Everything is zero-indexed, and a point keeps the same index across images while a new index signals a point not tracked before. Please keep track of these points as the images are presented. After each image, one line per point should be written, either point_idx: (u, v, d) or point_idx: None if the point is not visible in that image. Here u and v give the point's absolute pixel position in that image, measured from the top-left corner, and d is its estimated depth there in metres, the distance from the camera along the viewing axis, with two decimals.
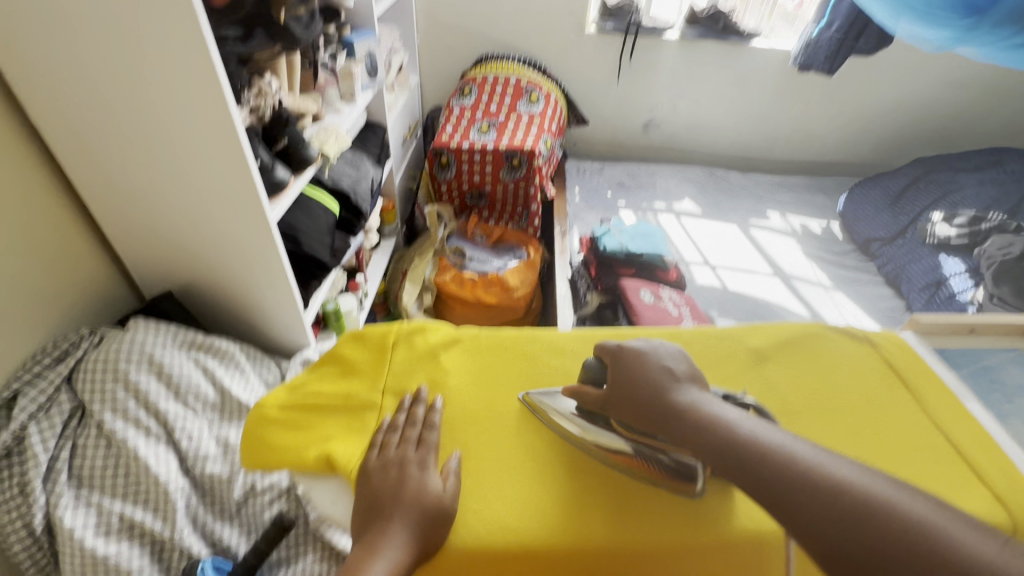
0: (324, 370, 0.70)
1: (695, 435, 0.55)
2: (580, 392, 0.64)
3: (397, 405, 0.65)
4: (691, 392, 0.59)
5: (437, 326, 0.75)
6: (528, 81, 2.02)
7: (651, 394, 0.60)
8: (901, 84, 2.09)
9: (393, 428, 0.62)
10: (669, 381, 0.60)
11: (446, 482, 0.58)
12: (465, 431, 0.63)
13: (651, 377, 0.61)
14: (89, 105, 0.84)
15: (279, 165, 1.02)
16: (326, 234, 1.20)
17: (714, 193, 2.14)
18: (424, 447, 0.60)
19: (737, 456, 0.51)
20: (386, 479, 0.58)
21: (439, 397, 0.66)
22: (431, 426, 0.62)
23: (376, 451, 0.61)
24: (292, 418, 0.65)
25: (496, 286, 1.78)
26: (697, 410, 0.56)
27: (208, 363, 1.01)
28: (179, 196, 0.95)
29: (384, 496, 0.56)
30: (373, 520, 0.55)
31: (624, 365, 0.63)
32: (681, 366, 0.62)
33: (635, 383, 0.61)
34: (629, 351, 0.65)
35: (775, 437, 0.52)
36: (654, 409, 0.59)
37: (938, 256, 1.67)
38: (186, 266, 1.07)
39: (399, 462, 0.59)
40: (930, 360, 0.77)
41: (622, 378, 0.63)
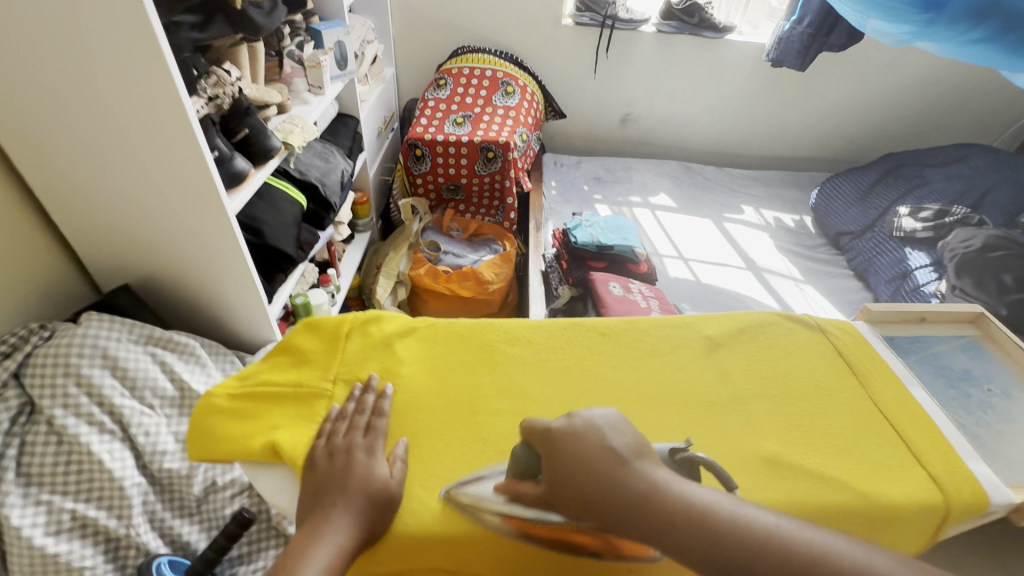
0: (276, 359, 0.67)
1: (675, 539, 0.43)
2: (515, 490, 0.54)
3: (347, 395, 0.63)
4: (647, 476, 0.47)
5: (393, 316, 0.74)
6: (504, 74, 2.01)
7: (603, 492, 0.47)
8: (872, 80, 2.12)
9: (343, 416, 0.60)
10: (621, 468, 0.48)
11: (393, 469, 0.57)
12: (411, 417, 0.63)
13: (596, 468, 0.48)
14: (33, 91, 0.81)
15: (239, 155, 1.00)
16: (291, 227, 1.18)
17: (690, 188, 2.16)
18: (373, 434, 0.59)
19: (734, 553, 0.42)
20: (333, 465, 0.55)
21: (388, 385, 0.64)
22: (380, 413, 0.61)
23: (324, 438, 0.58)
24: (239, 408, 0.62)
25: (471, 280, 1.78)
26: (665, 497, 0.45)
27: (166, 358, 0.99)
28: (131, 186, 0.93)
29: (329, 481, 0.54)
30: (316, 507, 0.52)
31: (559, 454, 0.50)
32: (624, 440, 0.50)
33: (575, 476, 0.48)
34: (560, 434, 0.51)
35: (772, 522, 0.43)
36: (609, 513, 0.46)
37: (904, 249, 1.71)
38: (143, 259, 1.04)
39: (347, 449, 0.57)
40: (880, 348, 0.79)
41: (561, 471, 0.49)
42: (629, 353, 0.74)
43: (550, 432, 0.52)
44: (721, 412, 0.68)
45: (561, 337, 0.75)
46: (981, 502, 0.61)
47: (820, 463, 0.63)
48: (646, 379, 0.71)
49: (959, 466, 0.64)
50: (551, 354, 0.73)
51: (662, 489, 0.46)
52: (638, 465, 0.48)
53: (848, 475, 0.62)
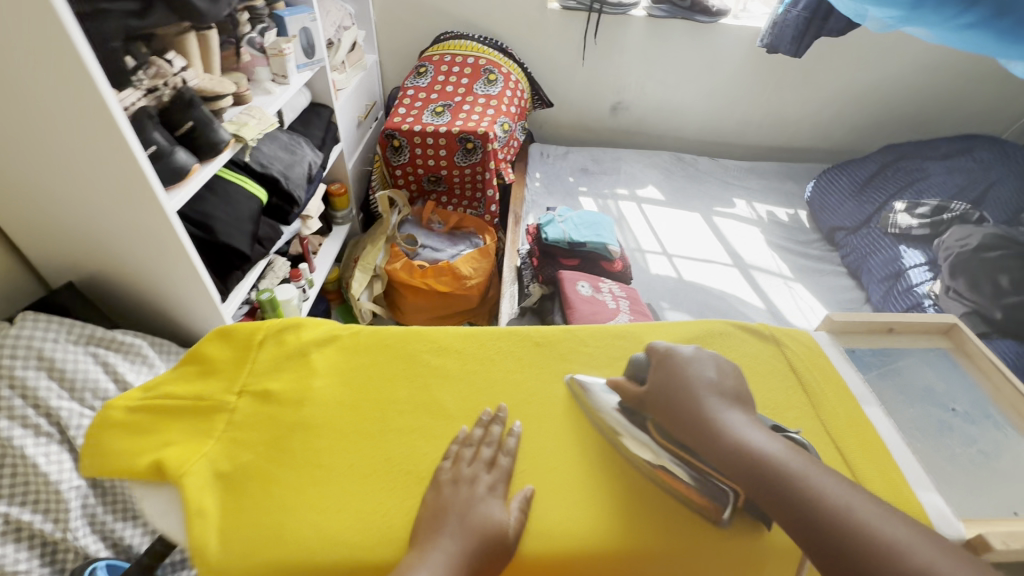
0: (182, 369, 0.64)
1: (729, 449, 0.53)
2: (622, 387, 0.64)
3: (473, 420, 0.62)
4: (732, 412, 0.57)
5: (315, 323, 0.70)
6: (487, 61, 1.94)
7: (692, 404, 0.58)
8: (875, 67, 2.01)
9: (467, 441, 0.59)
10: (713, 396, 0.58)
11: (511, 514, 0.54)
12: (529, 452, 0.60)
13: (694, 389, 0.59)
14: None
15: (181, 148, 0.96)
16: (246, 223, 1.14)
17: (681, 179, 2.08)
18: (496, 472, 0.57)
19: (766, 470, 0.51)
20: (456, 493, 0.54)
21: (518, 422, 0.62)
22: (505, 450, 0.59)
23: (448, 462, 0.57)
24: (138, 422, 0.59)
25: (447, 275, 1.74)
26: (738, 430, 0.55)
27: (109, 358, 0.97)
28: (66, 182, 0.90)
29: (448, 510, 0.53)
30: (428, 532, 0.51)
31: (669, 372, 0.62)
32: (724, 384, 0.60)
33: (674, 391, 0.60)
34: (675, 360, 0.63)
35: (811, 470, 0.51)
36: (688, 416, 0.57)
37: (899, 246, 1.64)
38: (88, 256, 1.02)
39: (471, 481, 0.55)
40: (837, 363, 0.74)
41: (665, 384, 0.61)
42: (563, 365, 0.70)
43: (669, 358, 0.63)
44: None
45: (493, 347, 0.71)
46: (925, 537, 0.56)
47: None
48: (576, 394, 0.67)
49: (903, 491, 0.60)
50: (482, 365, 0.68)
51: (739, 425, 0.55)
52: (727, 403, 0.58)
53: None
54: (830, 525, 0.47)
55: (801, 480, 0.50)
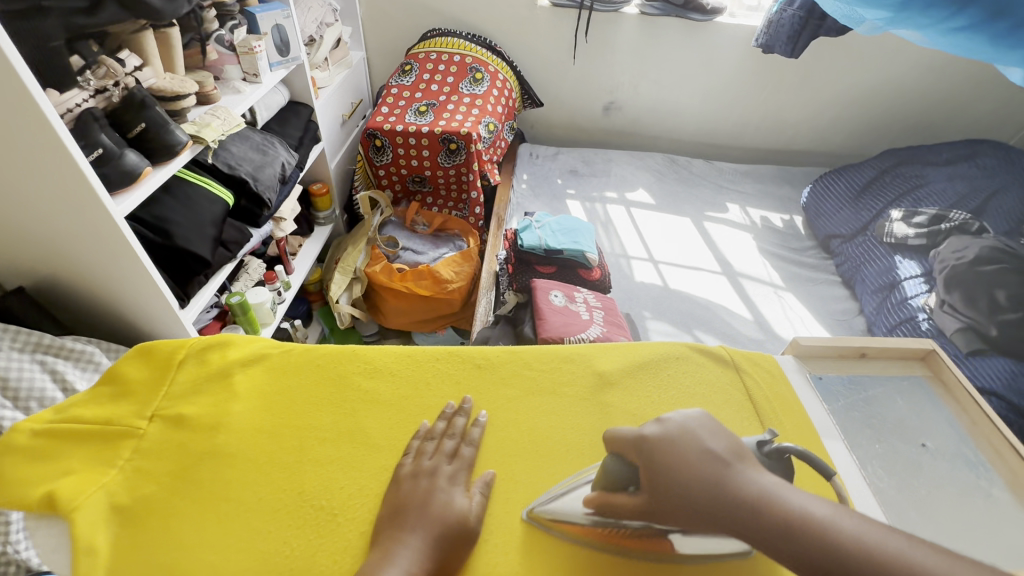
0: (96, 391, 0.61)
1: (782, 540, 0.37)
2: (610, 501, 0.49)
3: (438, 412, 0.62)
4: (753, 482, 0.41)
5: (243, 341, 0.66)
6: (474, 59, 1.89)
7: (706, 495, 0.41)
8: (877, 69, 1.93)
9: (431, 435, 0.59)
10: (722, 471, 0.42)
11: (473, 500, 0.54)
12: (493, 438, 0.61)
13: (694, 471, 0.43)
14: None
15: (131, 150, 0.93)
16: (208, 226, 1.11)
17: (673, 183, 2.03)
18: (459, 461, 0.56)
19: (842, 556, 0.35)
20: (417, 487, 0.53)
21: (484, 412, 0.62)
22: (469, 441, 0.59)
23: (410, 457, 0.56)
24: (41, 447, 0.55)
25: (427, 278, 1.70)
26: (778, 507, 0.39)
27: (57, 366, 0.93)
28: (10, 185, 0.87)
29: (408, 505, 0.51)
30: (391, 529, 0.49)
31: (654, 460, 0.46)
32: (721, 443, 0.45)
33: (676, 479, 0.44)
34: (653, 443, 0.47)
35: (887, 535, 0.35)
36: (711, 520, 0.41)
37: (894, 256, 1.57)
38: (40, 259, 0.99)
39: (432, 473, 0.54)
40: (800, 392, 0.70)
41: (655, 478, 0.45)
42: (503, 390, 0.66)
43: (642, 440, 0.48)
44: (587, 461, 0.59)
45: (430, 368, 0.67)
46: None
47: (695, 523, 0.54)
48: (512, 421, 0.63)
49: None
50: (415, 388, 0.65)
51: (767, 500, 0.39)
52: (741, 470, 0.42)
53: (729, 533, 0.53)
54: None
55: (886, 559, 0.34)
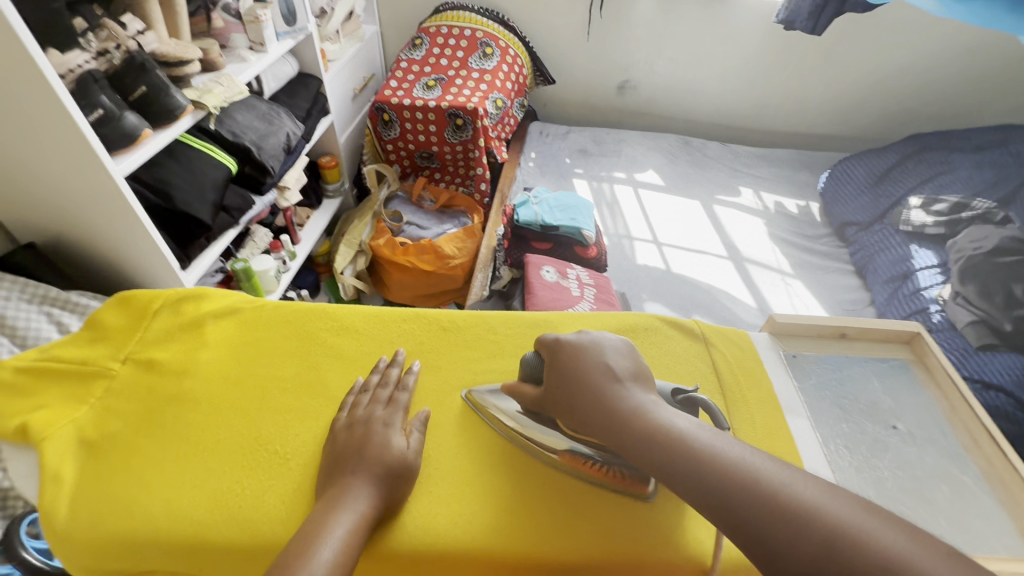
0: (76, 334, 0.64)
1: (639, 439, 0.48)
2: (517, 393, 0.59)
3: (373, 366, 0.64)
4: (634, 394, 0.52)
5: (218, 295, 0.69)
6: (484, 33, 1.88)
7: (591, 397, 0.52)
8: (909, 48, 1.83)
9: (365, 388, 0.60)
10: (612, 383, 0.53)
11: (410, 440, 0.55)
12: (434, 389, 0.62)
13: (588, 378, 0.54)
14: None
15: (131, 112, 0.96)
16: (209, 191, 1.14)
17: (685, 165, 1.98)
18: (393, 407, 0.57)
19: (677, 451, 0.46)
20: (352, 438, 0.54)
21: (418, 362, 0.64)
22: (403, 387, 0.60)
23: (346, 410, 0.57)
24: (22, 383, 0.59)
25: (429, 253, 1.72)
26: (641, 412, 0.50)
27: (63, 317, 0.99)
28: (16, 145, 0.92)
29: (347, 454, 0.52)
30: (330, 477, 0.51)
31: (560, 362, 0.56)
32: (623, 363, 0.55)
33: (573, 381, 0.54)
34: (566, 349, 0.57)
35: (728, 444, 0.45)
36: (586, 413, 0.52)
37: (910, 245, 1.51)
38: (50, 219, 1.04)
39: (366, 420, 0.55)
40: (771, 370, 0.68)
41: (558, 380, 0.55)
42: (465, 353, 0.66)
43: (558, 347, 0.58)
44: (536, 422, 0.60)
45: (397, 329, 0.68)
46: None
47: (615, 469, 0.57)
48: (470, 383, 0.63)
49: None
50: (379, 347, 0.66)
51: (643, 407, 0.50)
52: (629, 385, 0.53)
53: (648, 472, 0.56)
54: (748, 504, 0.41)
55: (712, 455, 0.44)
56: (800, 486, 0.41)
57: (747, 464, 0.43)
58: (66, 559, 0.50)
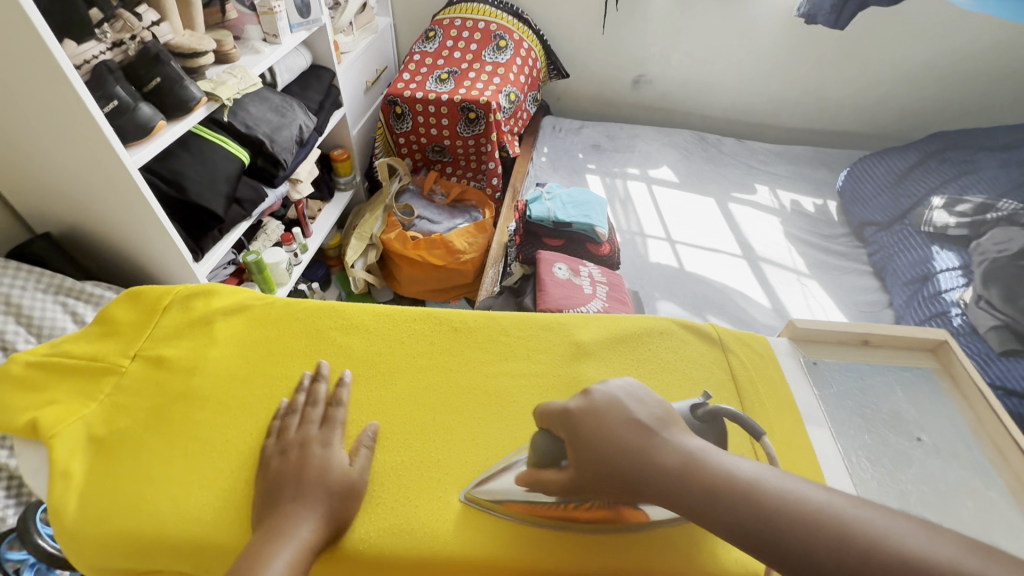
0: (88, 328, 0.64)
1: (709, 509, 0.42)
2: (537, 476, 0.52)
3: (296, 385, 0.60)
4: (680, 448, 0.45)
5: (228, 291, 0.68)
6: (498, 26, 1.85)
7: (636, 467, 0.45)
8: (934, 43, 1.78)
9: (292, 410, 0.57)
10: (650, 445, 0.46)
11: (355, 458, 0.54)
12: (380, 398, 0.60)
13: (624, 445, 0.46)
14: None
15: (145, 103, 0.96)
16: (222, 183, 1.14)
17: (700, 161, 1.95)
18: (328, 425, 0.56)
19: (755, 518, 0.40)
20: (287, 462, 0.52)
21: (348, 371, 0.61)
22: (336, 403, 0.58)
23: (274, 436, 0.55)
24: (34, 377, 0.59)
25: (440, 248, 1.71)
26: (695, 475, 0.43)
27: (78, 308, 1.00)
28: (35, 139, 0.92)
29: (283, 481, 0.50)
30: (267, 506, 0.49)
31: (582, 434, 0.49)
32: (648, 411, 0.49)
33: (605, 452, 0.47)
34: (580, 414, 0.50)
35: (805, 491, 0.40)
36: (639, 485, 0.45)
37: (931, 247, 1.47)
38: (66, 211, 1.05)
39: (301, 444, 0.53)
40: (790, 376, 0.67)
41: (586, 453, 0.48)
42: (477, 353, 0.65)
43: (569, 414, 0.51)
44: None
45: (407, 328, 0.67)
46: None
47: None
48: (481, 384, 0.63)
49: None
50: (389, 346, 0.65)
51: (697, 461, 0.44)
52: (669, 437, 0.46)
53: None
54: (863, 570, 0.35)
55: (796, 506, 0.39)
56: (896, 523, 0.37)
57: (844, 512, 0.38)
58: (75, 555, 0.50)
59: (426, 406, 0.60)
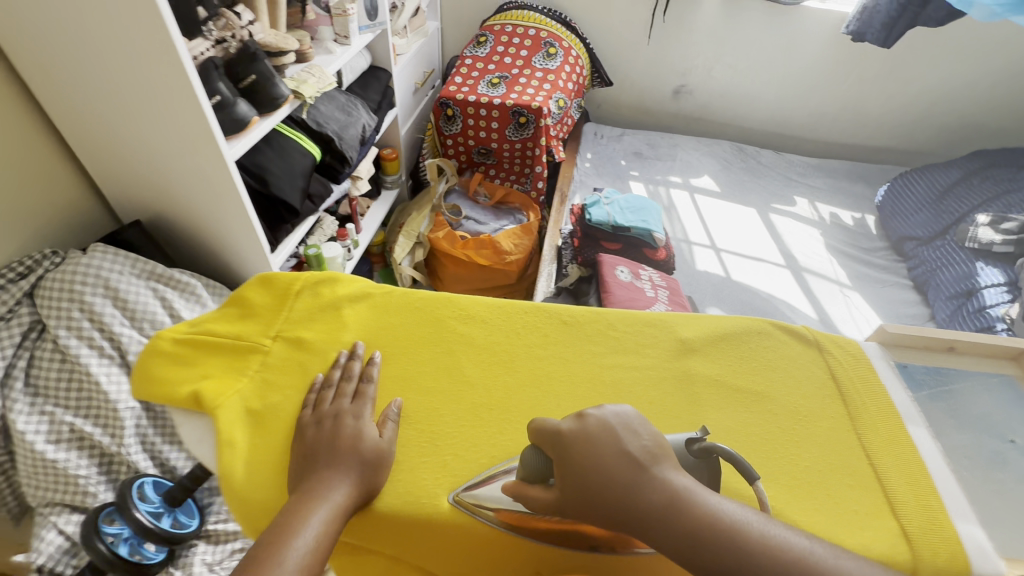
0: (224, 310, 0.67)
1: (687, 544, 0.44)
2: (523, 493, 0.51)
3: (330, 362, 0.63)
4: (669, 483, 0.46)
5: (349, 279, 0.72)
6: (549, 34, 1.90)
7: (624, 497, 0.46)
8: (975, 63, 1.82)
9: (328, 383, 0.60)
10: (640, 479, 0.47)
11: (383, 430, 0.57)
12: (505, 380, 0.64)
13: (614, 475, 0.47)
14: (55, 37, 0.85)
15: (242, 100, 1.00)
16: (298, 178, 1.18)
17: (739, 172, 1.98)
18: (361, 400, 0.59)
19: (733, 556, 0.43)
20: (322, 431, 0.56)
21: (378, 352, 0.64)
22: (368, 380, 0.61)
23: (310, 407, 0.58)
24: (183, 353, 0.63)
25: (488, 248, 1.75)
26: (681, 510, 0.45)
27: (167, 295, 1.05)
28: (144, 133, 0.96)
29: (317, 448, 0.54)
30: (306, 470, 0.53)
31: (573, 460, 0.48)
32: (641, 444, 0.49)
33: (594, 479, 0.47)
34: (574, 440, 0.49)
35: (787, 534, 0.45)
36: (622, 513, 0.46)
37: (976, 262, 1.50)
38: (160, 202, 1.09)
39: (335, 415, 0.57)
40: (884, 378, 0.68)
41: (577, 479, 0.48)
42: (589, 346, 0.69)
43: (562, 437, 0.50)
44: (664, 418, 0.62)
45: (521, 320, 0.70)
46: (962, 572, 0.52)
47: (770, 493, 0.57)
48: (598, 375, 0.66)
49: (934, 509, 0.56)
50: (506, 337, 0.68)
51: (684, 499, 0.46)
52: (659, 472, 0.47)
53: (787, 491, 0.57)
54: None
55: (774, 551, 0.43)
56: None
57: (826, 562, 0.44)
58: (241, 519, 0.53)
59: (551, 393, 0.64)
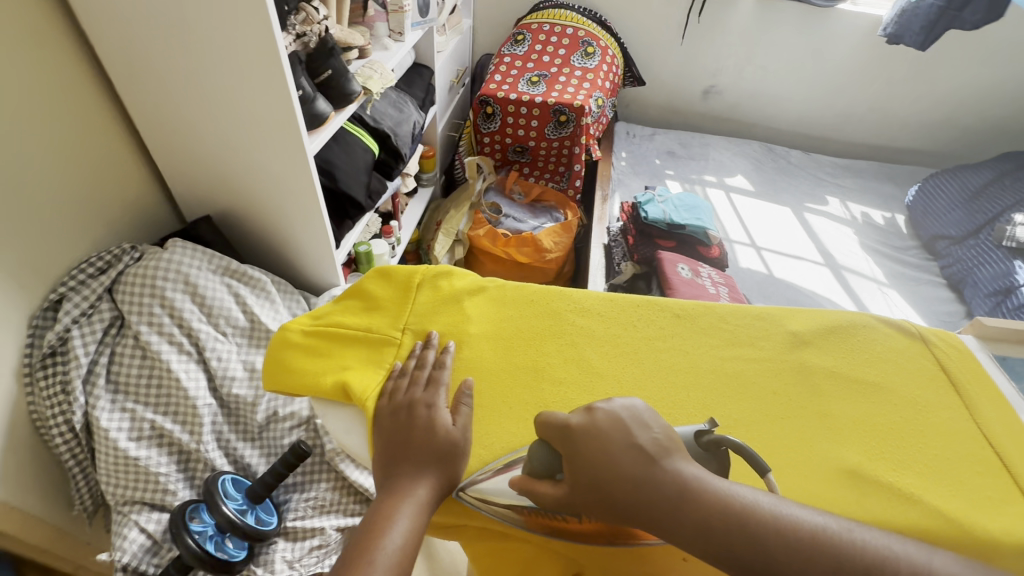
0: (346, 302, 0.69)
1: (700, 533, 0.43)
2: (530, 489, 0.49)
3: (408, 351, 0.64)
4: (678, 473, 0.45)
5: (464, 272, 0.72)
6: (586, 33, 1.91)
7: (634, 489, 0.45)
8: (1004, 66, 1.87)
9: (403, 373, 0.61)
10: (649, 470, 0.46)
11: (457, 418, 0.57)
12: (631, 373, 0.65)
13: (624, 469, 0.46)
14: (145, 30, 0.84)
15: (320, 96, 0.99)
16: (361, 174, 1.18)
17: (771, 171, 2.01)
18: (433, 387, 0.59)
19: (744, 539, 0.42)
20: (399, 422, 0.57)
21: (452, 341, 0.64)
22: (441, 366, 0.61)
23: (387, 396, 0.59)
24: (313, 345, 0.65)
25: (529, 246, 1.75)
26: (692, 499, 0.44)
27: (240, 290, 1.05)
28: (225, 127, 0.96)
29: (396, 438, 0.56)
30: (390, 462, 0.54)
31: (581, 454, 0.47)
32: (651, 436, 0.47)
33: (603, 472, 0.46)
34: (581, 433, 0.48)
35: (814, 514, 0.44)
36: (634, 505, 0.45)
37: (1013, 261, 1.52)
38: (229, 195, 1.08)
39: (409, 405, 0.57)
40: (988, 367, 0.70)
41: (585, 472, 0.47)
42: (704, 339, 0.69)
43: (570, 432, 0.48)
44: (787, 409, 0.64)
45: (635, 314, 0.71)
46: None
47: (911, 482, 0.58)
48: (719, 368, 0.67)
49: None
50: (624, 330, 0.69)
51: (695, 488, 0.45)
52: (669, 463, 0.46)
53: (924, 480, 0.59)
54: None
55: (788, 530, 0.42)
56: None
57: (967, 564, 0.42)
58: None
59: (678, 384, 0.65)
